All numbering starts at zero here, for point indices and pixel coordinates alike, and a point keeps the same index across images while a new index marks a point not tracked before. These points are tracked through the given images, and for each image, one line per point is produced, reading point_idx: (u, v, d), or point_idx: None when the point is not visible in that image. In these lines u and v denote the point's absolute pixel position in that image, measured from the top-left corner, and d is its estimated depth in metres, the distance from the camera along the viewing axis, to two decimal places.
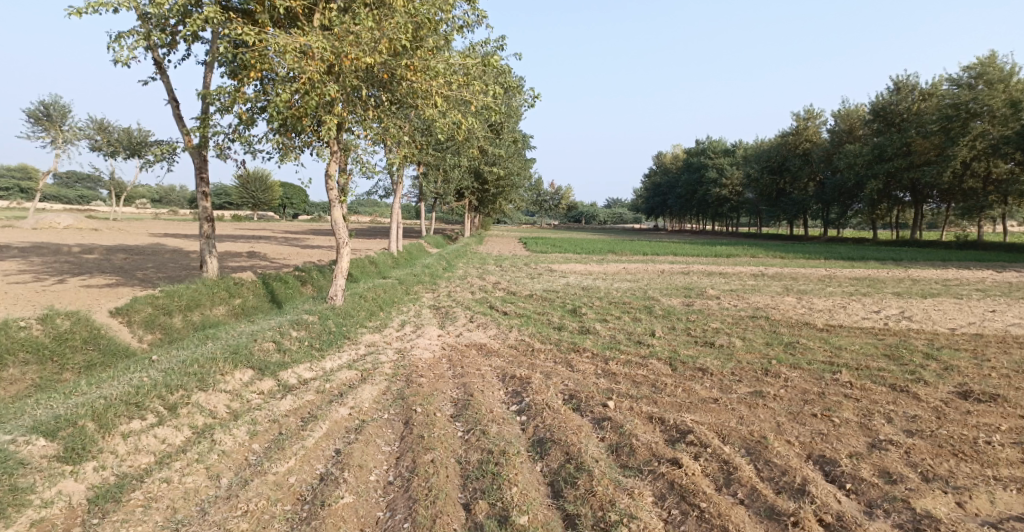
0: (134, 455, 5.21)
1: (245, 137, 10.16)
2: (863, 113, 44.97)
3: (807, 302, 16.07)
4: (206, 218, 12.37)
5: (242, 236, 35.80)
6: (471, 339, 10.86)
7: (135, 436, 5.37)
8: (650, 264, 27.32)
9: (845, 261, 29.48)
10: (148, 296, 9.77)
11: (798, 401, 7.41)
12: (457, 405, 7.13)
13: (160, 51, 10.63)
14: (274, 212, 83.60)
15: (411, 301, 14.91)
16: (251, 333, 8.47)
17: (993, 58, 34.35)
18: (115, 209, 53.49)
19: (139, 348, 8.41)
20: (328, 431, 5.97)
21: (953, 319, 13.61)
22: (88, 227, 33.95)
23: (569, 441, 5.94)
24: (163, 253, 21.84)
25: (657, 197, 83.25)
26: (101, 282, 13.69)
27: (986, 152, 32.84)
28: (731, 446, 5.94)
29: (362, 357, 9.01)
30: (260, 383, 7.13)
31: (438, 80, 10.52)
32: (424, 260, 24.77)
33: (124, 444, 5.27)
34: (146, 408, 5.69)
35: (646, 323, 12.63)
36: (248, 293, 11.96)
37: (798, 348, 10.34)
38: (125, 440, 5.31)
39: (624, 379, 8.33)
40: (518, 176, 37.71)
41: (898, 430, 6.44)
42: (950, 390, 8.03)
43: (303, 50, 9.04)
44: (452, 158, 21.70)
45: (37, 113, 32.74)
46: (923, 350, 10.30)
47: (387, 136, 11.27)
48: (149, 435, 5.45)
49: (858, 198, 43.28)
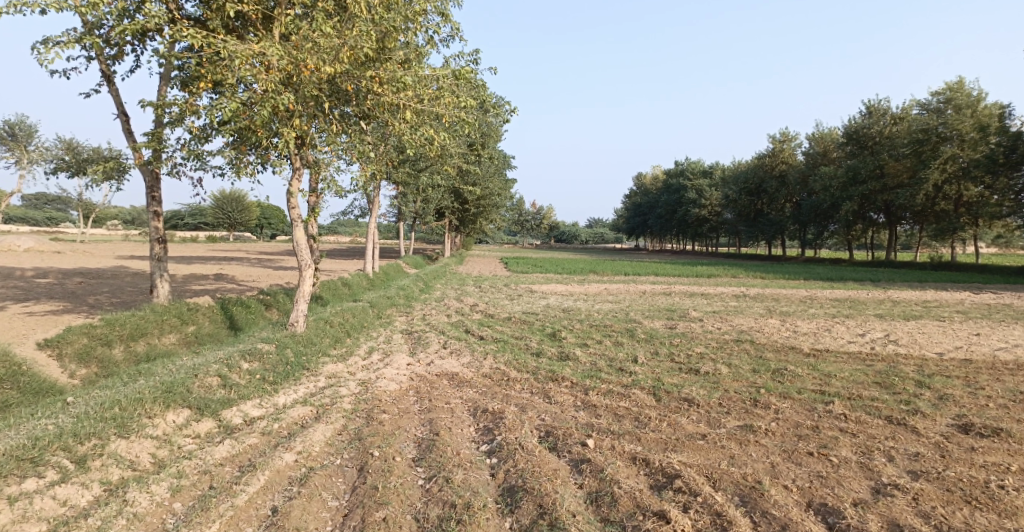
0: (20, 525, 4.69)
1: (197, 152, 9.51)
2: (836, 136, 45.64)
3: (791, 325, 15.66)
4: (157, 239, 11.65)
5: (213, 257, 34.77)
6: (443, 368, 10.14)
7: (25, 501, 4.89)
8: (631, 285, 26.82)
9: (825, 281, 29.38)
10: (85, 326, 9.30)
11: (791, 437, 6.86)
12: (421, 446, 6.55)
13: (106, 61, 9.97)
14: (251, 233, 82.14)
15: (382, 325, 14.16)
16: (192, 367, 7.95)
17: (962, 84, 35.05)
18: (84, 231, 51.85)
19: (68, 385, 8.03)
20: (267, 484, 5.63)
21: (940, 343, 13.23)
22: (52, 250, 32.68)
23: (543, 490, 5.35)
24: (124, 276, 20.95)
25: (638, 217, 83.64)
26: (46, 309, 12.86)
27: (957, 175, 33.27)
28: (723, 494, 5.36)
29: (320, 391, 8.44)
30: (198, 424, 6.87)
31: (405, 93, 9.99)
32: (400, 281, 24.04)
33: (11, 513, 4.77)
34: (44, 464, 5.28)
35: (629, 347, 12.05)
36: (203, 319, 11.25)
37: (786, 376, 9.80)
38: (11, 506, 4.82)
39: (605, 412, 7.74)
40: (498, 196, 37.29)
41: (901, 471, 5.91)
42: (949, 422, 7.55)
43: (257, 59, 8.52)
44: (427, 176, 21.14)
45: (2, 132, 31.57)
46: (915, 377, 9.84)
47: (355, 152, 10.71)
48: (45, 497, 5.00)
49: (834, 219, 43.62)
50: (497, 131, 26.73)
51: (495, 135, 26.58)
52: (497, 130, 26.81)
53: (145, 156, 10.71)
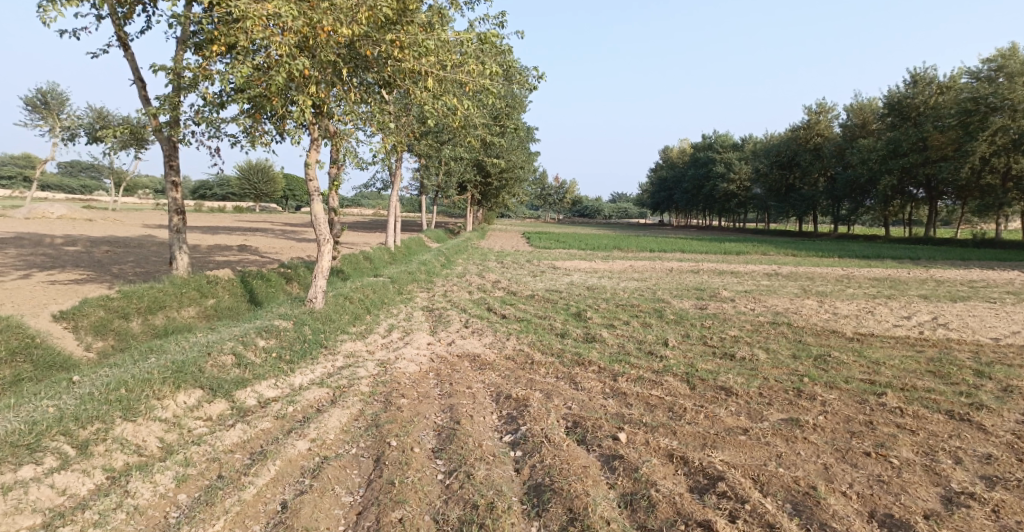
0: (12, 517, 4.44)
1: (211, 119, 9.08)
2: (876, 107, 43.57)
3: (829, 305, 14.89)
4: (174, 211, 11.34)
5: (239, 228, 34.80)
6: (464, 348, 9.70)
7: (20, 490, 4.64)
8: (658, 262, 25.93)
9: (861, 259, 28.15)
10: (102, 298, 9.09)
11: (842, 434, 6.27)
12: (441, 435, 6.13)
13: (118, 20, 9.56)
14: (276, 205, 82.66)
15: (402, 302, 13.76)
16: (207, 344, 7.64)
17: (1015, 50, 32.78)
18: (115, 201, 52.50)
19: (81, 359, 7.81)
20: (277, 476, 5.29)
21: (993, 327, 12.35)
22: (83, 218, 32.92)
23: (574, 492, 4.90)
24: (149, 246, 20.89)
25: (663, 191, 82.01)
26: (69, 278, 12.73)
27: (1006, 147, 31.42)
28: (773, 501, 4.84)
29: (338, 372, 8.10)
30: (209, 406, 6.57)
31: (428, 59, 9.37)
32: (422, 255, 23.65)
33: (4, 503, 4.52)
34: (43, 450, 5.02)
35: (658, 329, 11.46)
36: (223, 293, 11.01)
37: (830, 363, 9.14)
38: (6, 496, 4.57)
39: (636, 401, 7.22)
40: (522, 169, 36.51)
41: (973, 477, 5.30)
42: (1019, 419, 6.87)
43: (273, 21, 8.01)
44: (448, 148, 20.52)
45: (35, 101, 31.71)
46: (972, 365, 9.11)
47: (375, 121, 10.20)
48: (41, 485, 4.75)
49: (871, 194, 41.90)
50: (521, 101, 25.91)
51: (519, 105, 25.80)
52: (522, 101, 26.02)
53: (161, 121, 10.35)
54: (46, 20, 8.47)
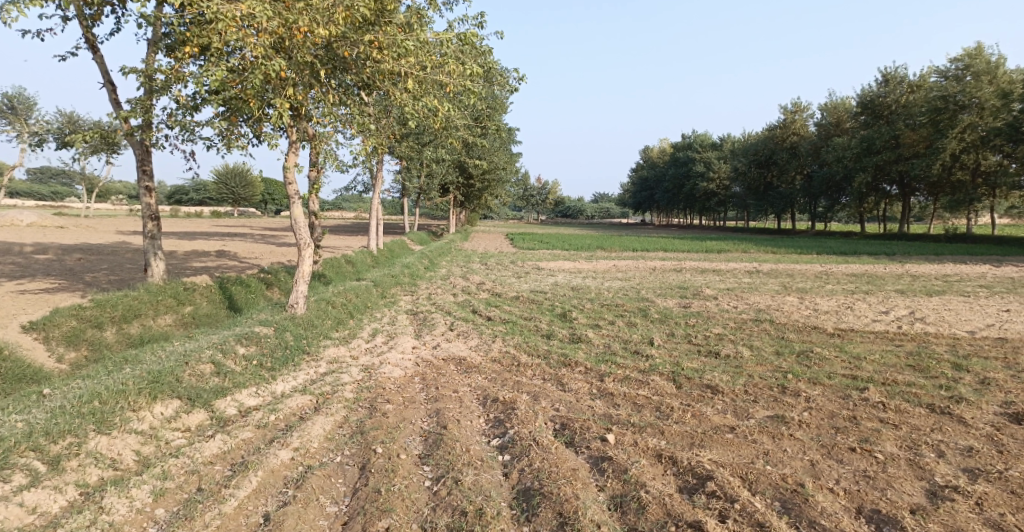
0: None
1: (185, 123, 8.88)
2: (850, 106, 44.33)
3: (810, 302, 15.06)
4: (149, 216, 11.09)
5: (217, 233, 34.26)
6: (450, 351, 9.61)
7: None
8: (641, 261, 26.05)
9: (839, 255, 28.56)
10: (74, 307, 8.84)
11: (828, 430, 6.30)
12: (427, 441, 6.05)
13: (85, 22, 9.32)
14: (255, 209, 81.61)
15: (386, 306, 13.62)
16: (184, 352, 7.46)
17: (981, 49, 33.57)
18: (88, 207, 51.39)
19: (52, 371, 7.59)
20: (259, 487, 5.16)
21: (969, 320, 12.59)
22: (55, 225, 32.14)
23: (564, 496, 4.85)
24: (124, 253, 20.44)
25: (644, 191, 82.56)
26: (40, 287, 12.39)
27: (975, 143, 32.13)
28: (761, 499, 4.84)
29: (321, 378, 7.97)
30: (188, 416, 6.42)
31: (407, 60, 9.27)
32: (405, 258, 23.47)
33: None
34: (11, 467, 4.83)
35: (643, 329, 11.48)
36: (201, 300, 10.79)
37: (813, 359, 9.22)
38: None
39: (623, 402, 7.20)
40: (504, 170, 36.48)
41: (956, 470, 5.36)
42: (998, 412, 6.97)
43: (247, 22, 7.85)
44: (430, 150, 20.38)
45: (2, 105, 30.88)
46: (951, 358, 9.25)
47: (354, 123, 10.07)
48: (10, 504, 4.57)
49: (847, 191, 42.60)
50: (501, 102, 25.88)
51: (500, 107, 25.75)
52: (502, 103, 25.99)
53: (133, 125, 10.11)
54: (9, 22, 8.21)
